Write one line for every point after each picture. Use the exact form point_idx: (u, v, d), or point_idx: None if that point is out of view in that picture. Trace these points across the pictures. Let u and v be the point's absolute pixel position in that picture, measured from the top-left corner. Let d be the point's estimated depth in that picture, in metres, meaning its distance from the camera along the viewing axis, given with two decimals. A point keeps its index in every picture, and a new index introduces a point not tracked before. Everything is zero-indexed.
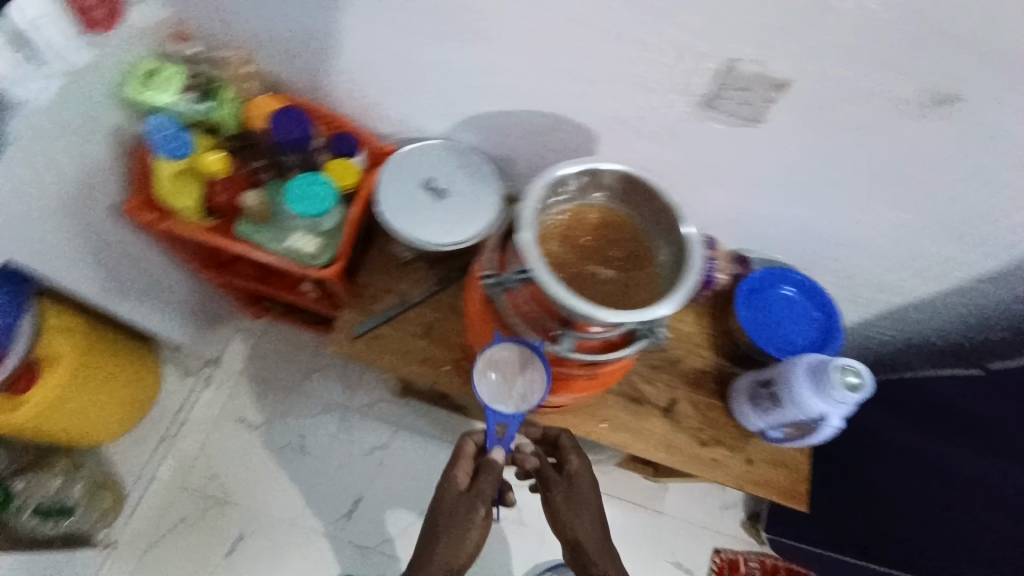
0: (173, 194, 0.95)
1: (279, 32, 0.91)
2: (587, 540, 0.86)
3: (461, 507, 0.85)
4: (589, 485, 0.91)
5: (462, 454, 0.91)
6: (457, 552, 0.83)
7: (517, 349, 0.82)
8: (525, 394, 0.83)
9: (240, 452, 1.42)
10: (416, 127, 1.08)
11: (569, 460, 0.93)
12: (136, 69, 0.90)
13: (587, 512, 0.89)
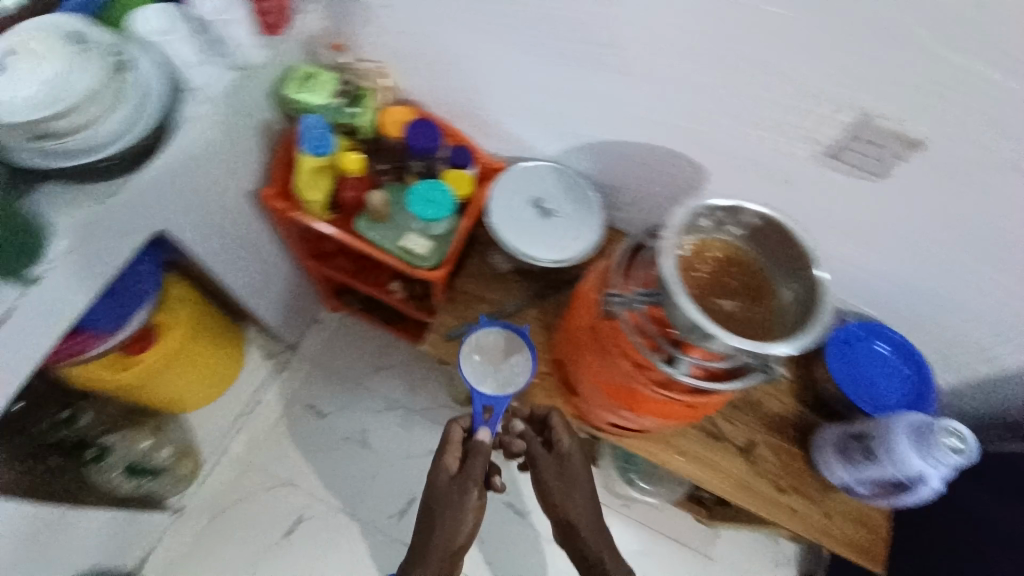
0: (308, 186, 1.02)
1: (423, 46, 0.99)
2: (580, 518, 1.00)
3: (452, 497, 0.98)
4: (579, 464, 1.03)
5: (451, 438, 1.03)
6: (453, 538, 0.99)
7: (501, 334, 1.08)
8: (509, 376, 1.05)
9: (306, 438, 1.47)
10: (528, 147, 1.13)
11: (559, 441, 1.02)
12: (298, 72, 0.99)
13: (577, 490, 1.01)
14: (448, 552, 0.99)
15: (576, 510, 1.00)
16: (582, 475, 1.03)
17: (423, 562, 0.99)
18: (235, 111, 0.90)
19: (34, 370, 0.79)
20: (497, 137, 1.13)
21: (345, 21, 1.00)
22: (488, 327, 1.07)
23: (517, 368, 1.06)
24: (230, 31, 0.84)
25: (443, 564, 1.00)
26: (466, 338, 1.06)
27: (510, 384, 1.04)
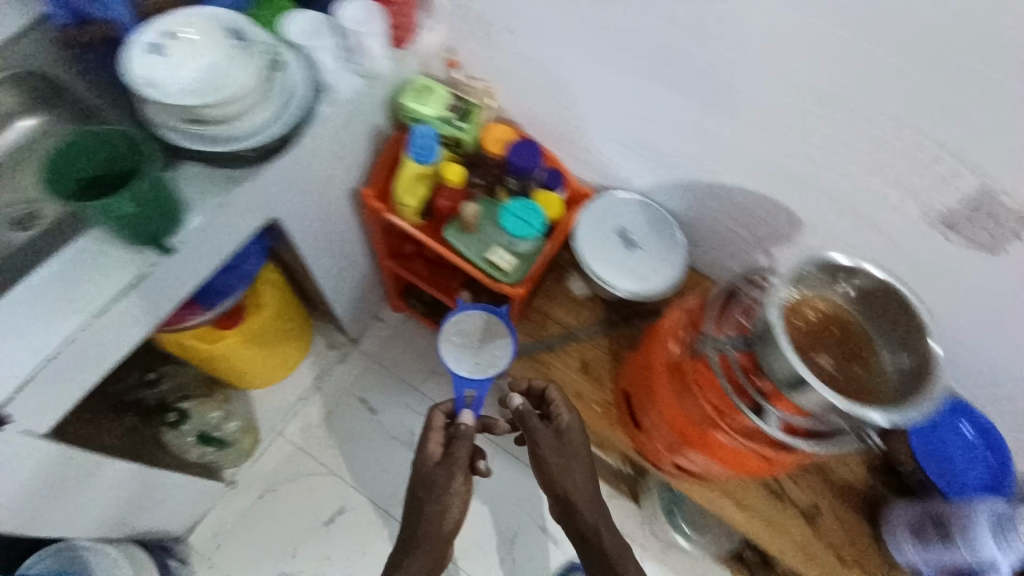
0: (408, 190, 1.06)
1: (534, 71, 1.03)
2: (577, 493, 0.97)
3: (439, 480, 0.96)
4: (578, 439, 1.00)
5: (433, 424, 1.02)
6: (442, 525, 0.97)
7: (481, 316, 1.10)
8: (489, 358, 1.07)
9: (355, 432, 1.49)
10: (618, 177, 1.15)
11: (559, 415, 1.00)
12: (415, 86, 1.05)
13: (576, 467, 0.98)
14: (439, 541, 0.98)
15: (575, 487, 0.97)
16: (581, 450, 1.00)
17: (416, 554, 0.97)
18: (356, 112, 0.95)
19: (150, 331, 0.84)
20: (589, 164, 1.16)
21: (464, 40, 1.05)
22: (472, 309, 1.10)
23: (499, 350, 1.08)
24: (370, 44, 0.91)
25: (434, 553, 0.98)
26: (447, 320, 1.08)
27: (489, 366, 1.06)
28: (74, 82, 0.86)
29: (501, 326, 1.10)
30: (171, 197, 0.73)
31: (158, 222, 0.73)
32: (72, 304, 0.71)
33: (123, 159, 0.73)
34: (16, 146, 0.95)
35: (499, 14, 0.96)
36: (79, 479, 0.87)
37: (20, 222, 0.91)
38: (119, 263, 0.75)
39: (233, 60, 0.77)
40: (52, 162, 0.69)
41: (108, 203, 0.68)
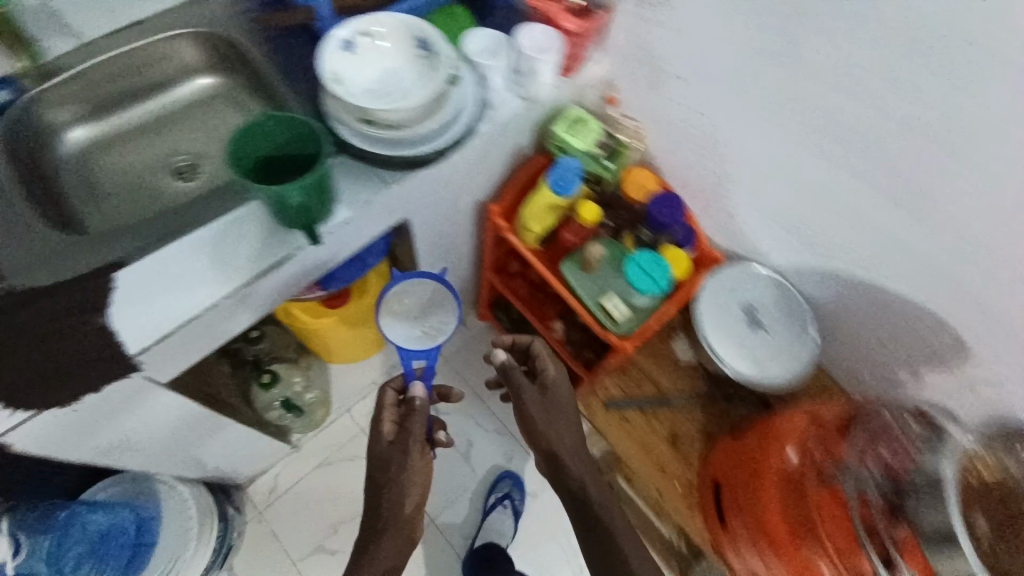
0: (536, 218, 1.04)
1: (695, 124, 0.98)
2: (563, 449, 0.92)
3: (392, 458, 0.99)
4: (564, 396, 0.96)
5: (384, 402, 1.05)
6: (403, 498, 0.97)
7: (425, 288, 1.07)
8: (435, 327, 1.04)
9: None
10: (753, 247, 1.08)
11: (545, 370, 0.97)
12: (568, 113, 1.01)
13: (562, 420, 0.94)
14: (402, 520, 0.98)
15: (562, 448, 0.92)
16: (564, 406, 0.96)
17: (380, 541, 0.96)
18: (507, 132, 0.95)
19: (277, 305, 0.86)
20: (725, 226, 1.09)
21: (628, 79, 1.01)
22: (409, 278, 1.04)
23: (441, 315, 1.05)
24: (541, 70, 0.87)
25: (402, 530, 0.97)
26: (383, 296, 1.04)
27: (438, 335, 1.03)
28: (257, 55, 0.90)
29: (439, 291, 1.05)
30: (330, 185, 0.75)
31: (316, 209, 0.75)
32: (228, 272, 0.75)
33: (297, 144, 0.75)
34: (190, 101, 1.01)
35: (676, 62, 0.92)
36: (181, 426, 0.91)
37: (180, 173, 0.96)
38: (268, 242, 0.78)
39: (417, 75, 0.79)
40: (234, 137, 0.70)
41: (278, 188, 0.69)
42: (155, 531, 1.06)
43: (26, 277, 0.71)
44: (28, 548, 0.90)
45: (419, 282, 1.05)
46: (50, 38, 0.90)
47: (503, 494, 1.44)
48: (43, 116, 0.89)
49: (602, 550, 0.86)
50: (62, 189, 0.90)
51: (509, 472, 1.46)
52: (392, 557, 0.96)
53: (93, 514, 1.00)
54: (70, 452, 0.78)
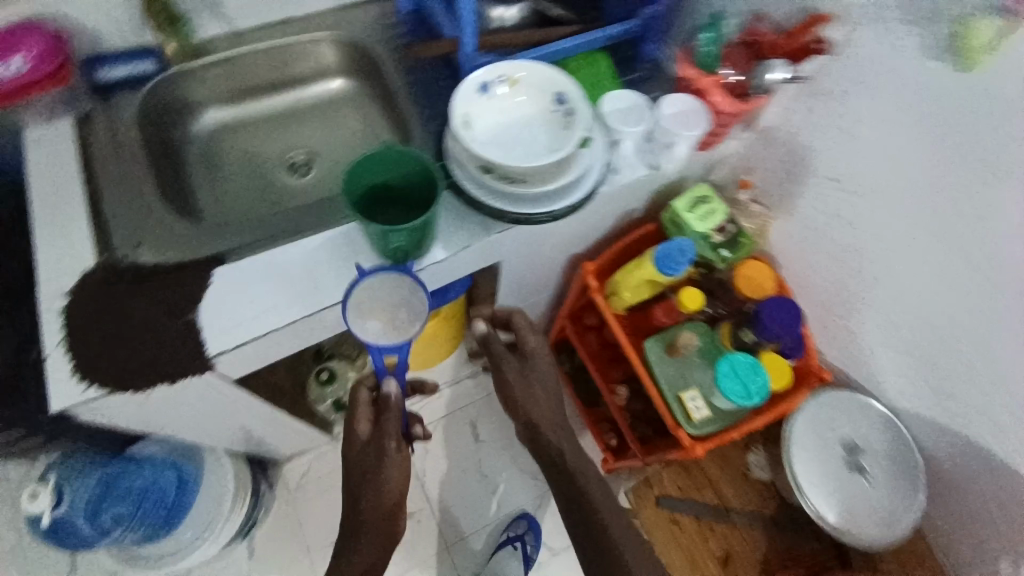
0: (632, 288, 0.98)
1: (836, 229, 0.88)
2: (541, 416, 0.87)
3: (366, 461, 0.88)
4: (543, 366, 0.90)
5: (357, 403, 0.90)
6: (385, 491, 0.88)
7: (386, 280, 0.72)
8: (406, 320, 0.71)
9: (455, 452, 1.46)
10: (866, 373, 0.97)
11: (524, 340, 0.90)
12: (695, 191, 0.93)
13: (538, 386, 0.89)
14: (383, 514, 0.89)
15: (544, 419, 0.87)
16: (542, 374, 0.90)
17: (360, 537, 0.89)
18: (625, 196, 0.89)
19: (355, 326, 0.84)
20: (839, 340, 0.98)
21: (768, 163, 0.92)
22: (376, 273, 0.71)
23: (415, 309, 0.72)
24: (677, 143, 0.81)
25: (387, 522, 0.90)
26: (342, 301, 0.69)
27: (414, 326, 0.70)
28: (399, 90, 0.93)
29: (411, 281, 0.72)
30: (432, 227, 0.72)
31: (415, 246, 0.73)
32: (317, 293, 0.74)
33: (415, 183, 0.75)
34: (319, 99, 1.02)
35: (834, 161, 0.82)
36: (237, 415, 0.92)
37: (295, 168, 0.97)
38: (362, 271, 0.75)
39: (547, 133, 0.75)
40: (353, 167, 0.70)
41: (382, 227, 0.67)
42: (194, 492, 1.03)
43: (145, 253, 0.75)
44: (69, 501, 0.89)
45: (383, 272, 0.71)
46: (199, 16, 0.91)
47: (516, 536, 1.36)
48: (186, 94, 0.93)
49: (595, 541, 0.81)
50: (185, 165, 0.93)
51: (525, 513, 1.39)
52: (372, 550, 0.89)
53: (134, 475, 0.95)
54: (131, 424, 0.80)
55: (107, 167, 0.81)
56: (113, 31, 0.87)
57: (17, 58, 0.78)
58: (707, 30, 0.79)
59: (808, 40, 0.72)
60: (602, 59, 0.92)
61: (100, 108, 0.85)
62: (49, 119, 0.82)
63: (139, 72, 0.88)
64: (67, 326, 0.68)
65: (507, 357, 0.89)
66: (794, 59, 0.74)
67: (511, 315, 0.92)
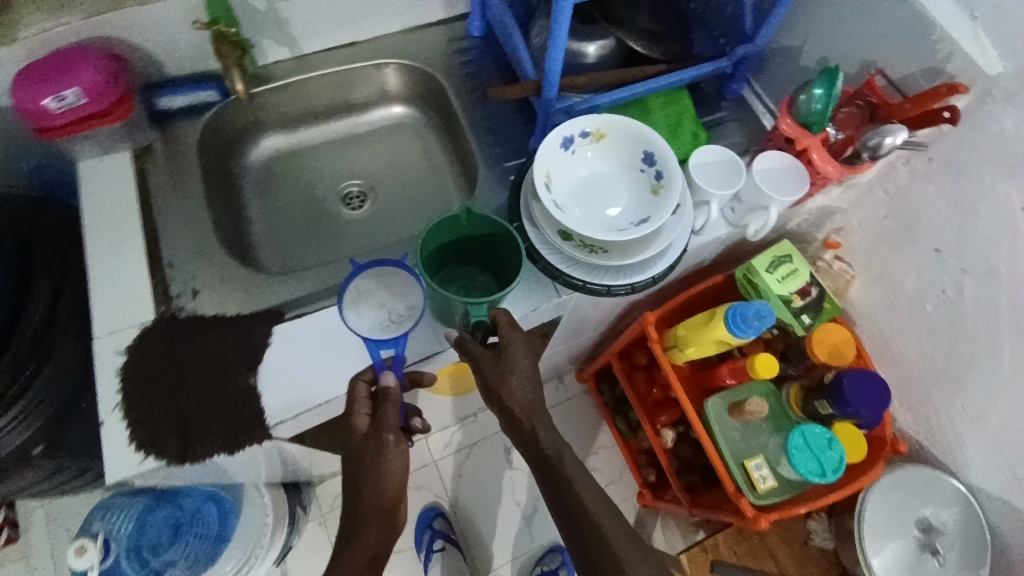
0: (699, 347, 0.90)
1: (933, 302, 0.79)
2: (520, 405, 0.64)
3: (356, 457, 0.65)
4: (527, 367, 0.64)
5: (355, 399, 0.66)
6: (384, 488, 0.64)
7: (379, 276, 0.71)
8: (401, 315, 0.69)
9: (487, 479, 1.38)
10: (950, 449, 0.85)
11: (506, 332, 0.65)
12: (776, 250, 0.87)
13: (516, 378, 0.64)
14: (382, 509, 0.66)
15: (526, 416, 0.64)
16: (528, 373, 0.64)
17: (360, 531, 0.65)
18: (701, 251, 0.83)
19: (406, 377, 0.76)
20: (918, 413, 0.88)
21: (864, 221, 0.84)
22: (369, 266, 0.70)
23: (411, 302, 0.71)
24: (771, 209, 0.75)
25: (388, 523, 0.66)
26: (339, 294, 0.69)
27: (409, 320, 0.69)
28: (467, 123, 0.87)
29: (406, 275, 0.72)
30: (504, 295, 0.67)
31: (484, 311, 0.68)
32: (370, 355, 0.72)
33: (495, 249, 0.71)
34: (378, 126, 0.97)
35: (943, 233, 0.74)
36: (272, 458, 0.86)
37: (349, 201, 0.93)
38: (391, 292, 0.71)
39: (633, 197, 0.71)
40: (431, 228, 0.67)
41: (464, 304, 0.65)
42: (233, 518, 1.00)
43: (204, 304, 0.73)
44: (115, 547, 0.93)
45: (380, 266, 0.71)
46: (261, 39, 0.85)
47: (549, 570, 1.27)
48: (242, 120, 0.89)
49: (589, 557, 0.63)
50: (241, 197, 0.89)
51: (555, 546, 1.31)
52: (376, 544, 0.65)
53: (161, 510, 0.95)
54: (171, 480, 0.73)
55: (165, 207, 0.77)
56: (175, 56, 0.81)
57: (71, 89, 0.71)
58: (818, 86, 0.72)
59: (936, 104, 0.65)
60: (686, 95, 0.86)
61: (160, 140, 0.81)
62: (107, 151, 0.78)
63: (201, 102, 0.84)
64: (125, 388, 0.66)
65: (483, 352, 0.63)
66: (914, 126, 0.68)
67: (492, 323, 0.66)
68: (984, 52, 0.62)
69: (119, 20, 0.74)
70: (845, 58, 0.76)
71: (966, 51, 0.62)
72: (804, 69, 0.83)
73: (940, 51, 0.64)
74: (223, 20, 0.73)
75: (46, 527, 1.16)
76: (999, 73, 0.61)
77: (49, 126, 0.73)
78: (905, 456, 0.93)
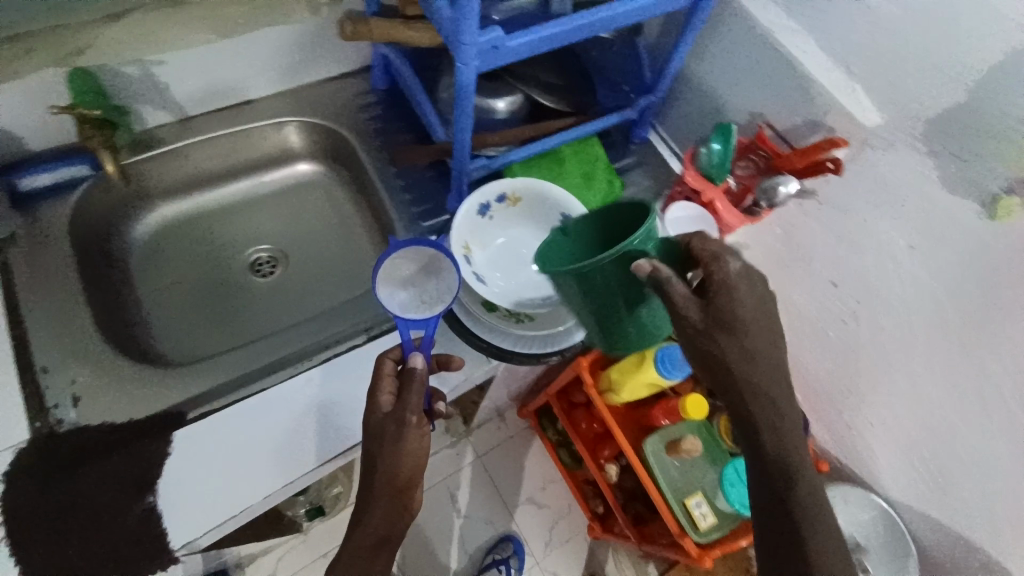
0: (630, 390, 0.92)
1: (834, 330, 0.84)
2: (761, 377, 0.53)
3: (377, 436, 0.58)
4: (753, 311, 0.52)
5: (382, 374, 0.63)
6: (396, 470, 0.56)
7: (418, 254, 0.68)
8: (430, 299, 0.66)
9: (433, 533, 1.28)
10: (865, 458, 0.91)
11: (718, 268, 0.52)
12: None
13: (752, 339, 0.53)
14: (390, 494, 0.57)
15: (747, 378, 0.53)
16: (757, 328, 0.53)
17: (368, 513, 0.57)
18: None
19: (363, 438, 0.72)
20: (834, 429, 0.93)
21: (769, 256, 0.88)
22: (407, 243, 0.67)
23: (445, 284, 0.68)
24: None
25: (399, 504, 0.57)
26: (374, 268, 0.64)
27: (437, 304, 0.65)
28: (380, 181, 0.85)
29: (444, 255, 0.68)
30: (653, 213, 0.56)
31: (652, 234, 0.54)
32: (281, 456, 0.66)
33: (614, 234, 0.63)
34: (283, 187, 0.91)
35: (837, 268, 0.78)
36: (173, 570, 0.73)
37: (258, 268, 0.87)
38: (428, 274, 0.68)
39: None
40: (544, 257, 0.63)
41: (634, 249, 0.53)
42: None
43: (87, 412, 0.65)
44: None
45: (416, 243, 0.67)
46: (138, 106, 0.77)
47: (502, 560, 1.25)
48: (126, 195, 0.81)
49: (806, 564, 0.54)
50: (129, 276, 0.81)
51: (508, 534, 1.28)
52: (384, 527, 0.57)
53: None
54: None
55: (33, 305, 0.68)
56: (36, 131, 0.73)
57: None
58: (716, 141, 0.77)
59: (821, 156, 0.69)
60: (597, 143, 0.87)
61: (25, 227, 0.72)
62: None
63: (70, 177, 0.75)
64: (11, 528, 0.58)
65: (688, 303, 0.51)
66: (804, 175, 0.72)
67: (684, 245, 0.55)
68: (862, 107, 0.66)
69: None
70: (736, 109, 0.81)
71: (844, 106, 0.67)
72: (702, 117, 0.87)
73: (819, 104, 0.69)
74: (85, 103, 0.70)
75: None
76: (878, 124, 0.65)
77: None
78: (828, 473, 0.98)
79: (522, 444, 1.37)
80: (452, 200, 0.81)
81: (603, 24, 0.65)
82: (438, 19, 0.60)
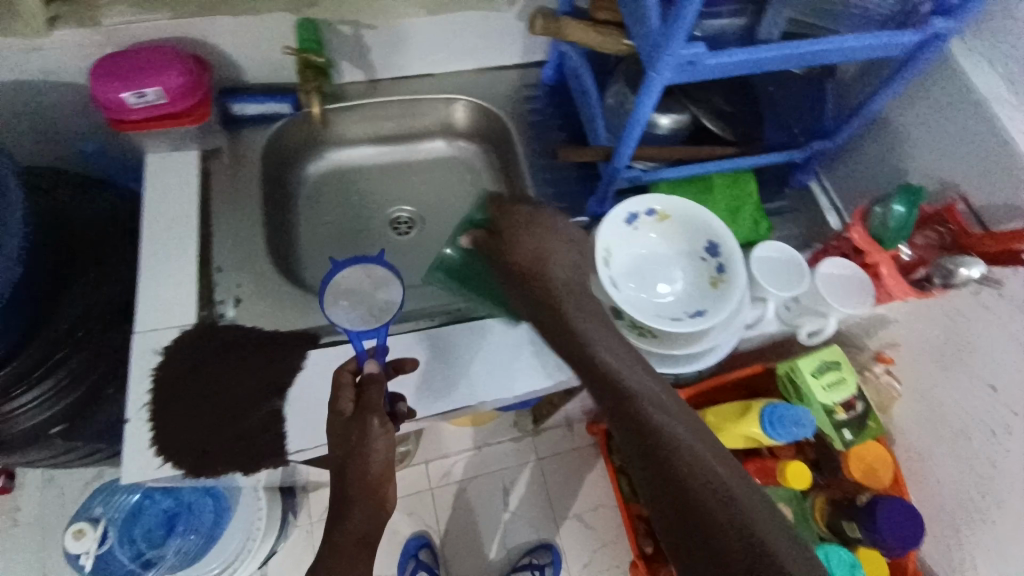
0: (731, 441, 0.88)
1: (978, 440, 0.74)
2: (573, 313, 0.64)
3: (345, 441, 0.61)
4: (550, 256, 0.67)
5: (339, 386, 0.64)
6: (369, 468, 0.60)
7: (357, 269, 0.73)
8: (381, 308, 0.71)
9: (478, 517, 1.30)
10: None
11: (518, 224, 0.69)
12: (820, 357, 0.84)
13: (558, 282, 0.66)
14: (369, 491, 0.61)
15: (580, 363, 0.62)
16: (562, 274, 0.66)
17: (350, 511, 0.61)
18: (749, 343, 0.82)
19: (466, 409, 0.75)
20: (942, 547, 0.83)
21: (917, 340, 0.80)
22: (347, 262, 0.72)
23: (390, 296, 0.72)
24: (830, 316, 0.75)
25: (374, 501, 0.61)
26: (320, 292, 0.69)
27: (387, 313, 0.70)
28: (527, 170, 0.88)
29: (384, 270, 0.73)
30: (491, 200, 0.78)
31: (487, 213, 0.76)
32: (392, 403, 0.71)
33: None
34: (437, 157, 0.97)
35: (999, 371, 0.69)
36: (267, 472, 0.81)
37: (396, 226, 0.93)
38: (376, 296, 0.71)
39: (690, 282, 0.74)
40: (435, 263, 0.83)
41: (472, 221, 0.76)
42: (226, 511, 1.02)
43: (241, 313, 0.74)
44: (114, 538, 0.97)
45: (359, 261, 0.73)
46: (340, 62, 0.86)
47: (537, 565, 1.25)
48: (310, 136, 0.91)
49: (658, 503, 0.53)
50: (293, 206, 0.91)
51: (549, 542, 1.27)
52: (367, 524, 0.61)
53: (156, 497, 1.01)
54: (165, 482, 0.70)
55: (219, 212, 0.79)
56: (256, 65, 0.84)
57: (153, 89, 0.72)
58: (899, 203, 0.72)
59: (1017, 245, 0.62)
60: (752, 180, 0.84)
61: (226, 144, 0.83)
62: (177, 150, 0.81)
63: (273, 112, 0.85)
64: (153, 400, 0.68)
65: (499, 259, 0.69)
66: (993, 261, 0.64)
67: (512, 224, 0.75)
68: None
69: (199, 28, 0.77)
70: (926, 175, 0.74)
71: None
72: (880, 177, 0.81)
73: None
74: (311, 50, 0.77)
75: (28, 484, 1.16)
76: None
77: (123, 120, 0.75)
78: None
79: (584, 460, 1.35)
80: (593, 204, 0.83)
81: (804, 60, 0.63)
82: (642, 26, 0.61)
